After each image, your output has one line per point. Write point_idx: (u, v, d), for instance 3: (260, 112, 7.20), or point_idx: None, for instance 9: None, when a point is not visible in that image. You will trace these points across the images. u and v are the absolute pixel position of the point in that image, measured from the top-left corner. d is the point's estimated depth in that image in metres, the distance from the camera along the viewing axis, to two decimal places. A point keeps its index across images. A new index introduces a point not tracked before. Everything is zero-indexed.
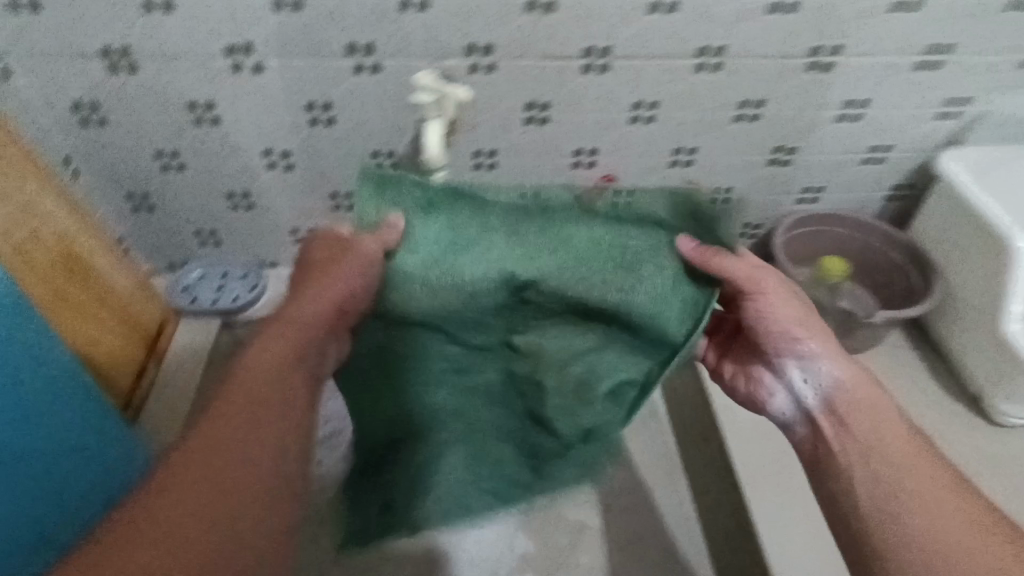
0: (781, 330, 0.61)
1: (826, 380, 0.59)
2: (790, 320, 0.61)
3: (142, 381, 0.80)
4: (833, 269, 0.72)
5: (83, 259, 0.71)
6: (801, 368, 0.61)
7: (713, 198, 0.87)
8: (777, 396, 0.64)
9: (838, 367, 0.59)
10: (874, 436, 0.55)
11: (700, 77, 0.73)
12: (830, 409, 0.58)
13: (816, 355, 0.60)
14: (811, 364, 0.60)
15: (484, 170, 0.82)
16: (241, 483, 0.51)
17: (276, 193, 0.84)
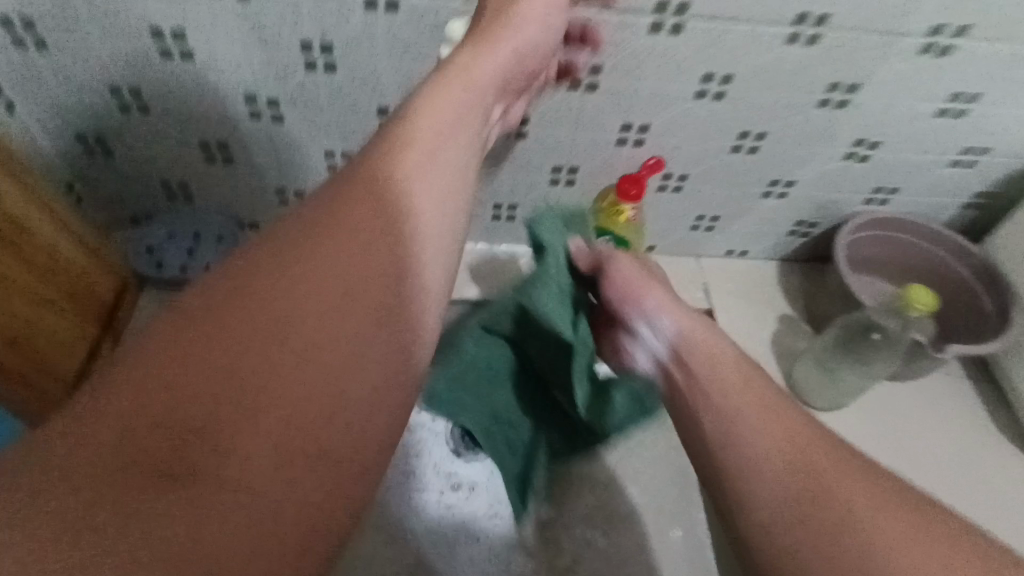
0: (633, 291, 0.54)
1: (668, 335, 0.53)
2: (631, 278, 0.55)
3: (96, 361, 0.69)
4: (921, 307, 0.62)
5: (13, 222, 0.58)
6: (643, 337, 0.55)
7: (772, 191, 0.75)
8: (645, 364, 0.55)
9: (678, 321, 0.53)
10: (740, 415, 0.45)
11: (790, 48, 0.59)
12: (678, 360, 0.52)
13: (657, 308, 0.53)
14: (654, 326, 0.53)
15: (511, 139, 0.69)
16: (287, 390, 0.33)
17: (260, 147, 0.70)
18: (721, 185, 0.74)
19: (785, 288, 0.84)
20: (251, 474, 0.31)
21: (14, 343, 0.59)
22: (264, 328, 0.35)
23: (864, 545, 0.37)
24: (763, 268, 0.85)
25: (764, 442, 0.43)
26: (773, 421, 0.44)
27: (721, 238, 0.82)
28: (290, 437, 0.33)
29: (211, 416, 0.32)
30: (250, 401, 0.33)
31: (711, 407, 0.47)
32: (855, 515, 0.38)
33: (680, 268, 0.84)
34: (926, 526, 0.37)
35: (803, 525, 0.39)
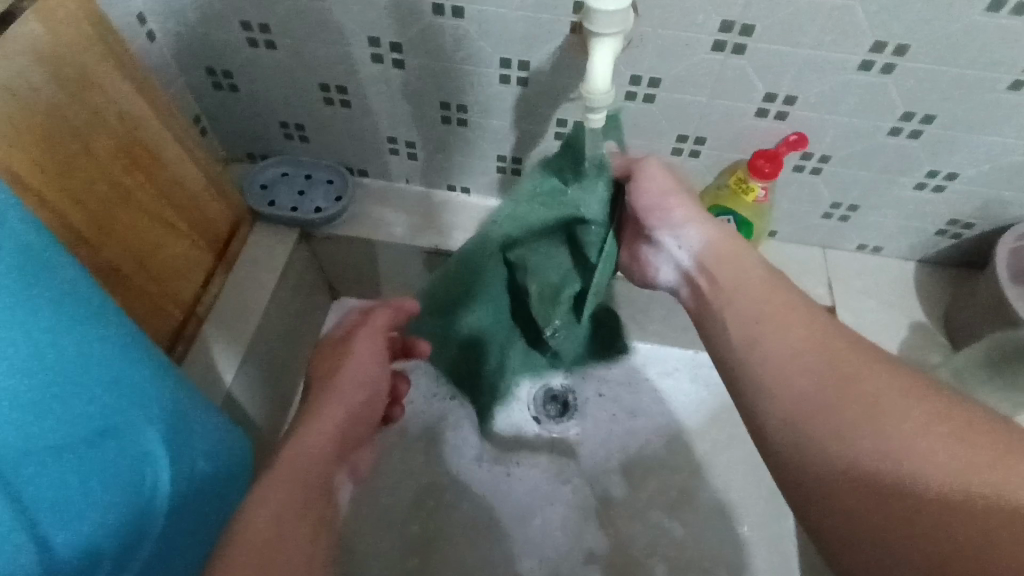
0: (660, 199, 0.55)
1: (696, 244, 0.55)
2: (667, 191, 0.55)
3: (209, 289, 0.71)
4: None
5: (145, 148, 0.60)
6: (667, 249, 0.57)
7: (928, 182, 0.66)
8: (664, 272, 0.59)
9: (703, 233, 0.55)
10: (761, 334, 0.48)
11: (987, 18, 0.51)
12: (703, 272, 0.55)
13: (687, 223, 0.56)
14: (677, 236, 0.56)
15: (637, 102, 0.64)
16: (348, 416, 0.51)
17: (377, 94, 0.69)
18: (867, 171, 0.66)
19: (921, 292, 0.75)
20: (298, 518, 0.44)
21: (144, 265, 0.61)
22: (337, 436, 0.50)
23: (878, 433, 0.39)
24: (899, 267, 0.76)
25: (786, 350, 0.46)
26: (785, 325, 0.47)
27: (854, 229, 0.74)
28: (310, 491, 0.46)
29: (309, 460, 0.47)
30: (319, 457, 0.48)
31: (734, 312, 0.50)
32: (880, 419, 0.40)
33: (805, 258, 0.77)
34: (937, 409, 0.39)
35: (823, 424, 0.41)
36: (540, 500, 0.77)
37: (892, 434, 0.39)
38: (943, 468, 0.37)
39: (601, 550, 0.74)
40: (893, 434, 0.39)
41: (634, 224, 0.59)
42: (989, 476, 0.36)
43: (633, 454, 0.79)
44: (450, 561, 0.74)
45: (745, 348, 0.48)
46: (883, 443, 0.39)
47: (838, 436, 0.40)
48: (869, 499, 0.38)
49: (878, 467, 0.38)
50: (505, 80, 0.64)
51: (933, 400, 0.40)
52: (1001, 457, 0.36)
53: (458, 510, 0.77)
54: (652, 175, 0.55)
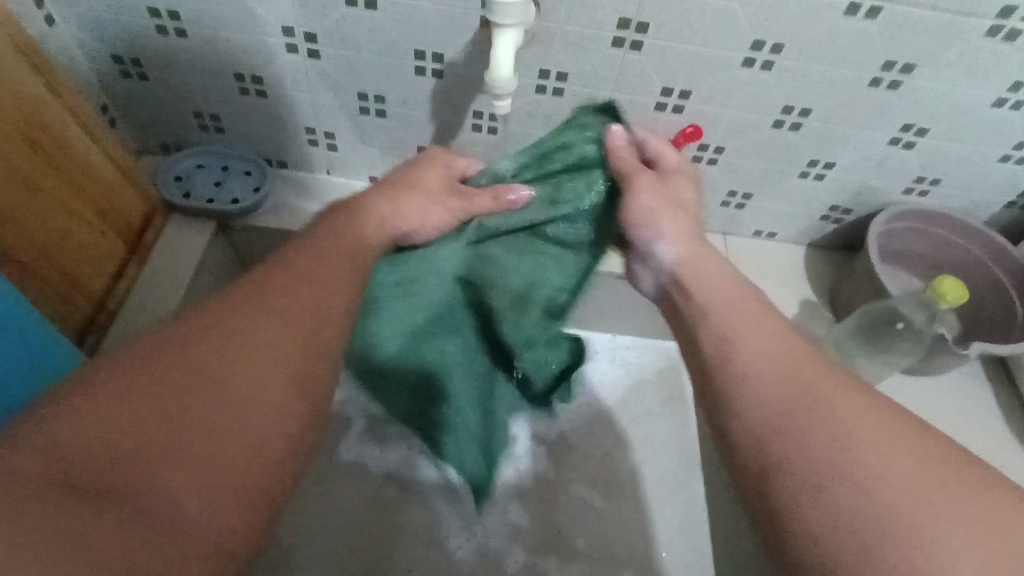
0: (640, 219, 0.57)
1: (669, 262, 0.56)
2: (650, 207, 0.57)
3: (122, 281, 0.69)
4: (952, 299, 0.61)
5: (47, 131, 0.58)
6: (648, 258, 0.58)
7: (809, 171, 0.73)
8: (645, 280, 0.60)
9: (677, 247, 0.56)
10: (739, 340, 0.48)
11: (847, 21, 0.57)
12: (677, 285, 0.55)
13: (661, 237, 0.57)
14: (653, 249, 0.58)
15: (548, 95, 0.67)
16: (284, 342, 0.45)
17: (295, 84, 0.69)
18: (756, 161, 0.73)
19: (810, 272, 0.82)
20: (249, 420, 0.41)
21: (49, 253, 0.59)
22: (299, 321, 0.47)
23: (852, 448, 0.40)
24: (790, 251, 0.84)
25: (758, 361, 0.46)
26: (759, 336, 0.48)
27: (750, 216, 0.80)
28: (277, 399, 0.43)
29: (253, 346, 0.44)
30: (280, 357, 0.44)
31: (707, 331, 0.50)
32: (846, 424, 0.42)
33: (708, 244, 0.83)
34: (903, 433, 0.41)
35: (804, 446, 0.41)
36: (467, 482, 0.79)
37: (870, 450, 0.40)
38: (910, 480, 0.39)
39: (525, 526, 0.77)
40: (868, 442, 0.40)
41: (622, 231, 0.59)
42: (963, 505, 0.38)
43: (556, 434, 0.83)
44: (377, 546, 0.75)
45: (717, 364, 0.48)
46: (860, 464, 0.40)
47: (823, 448, 0.41)
48: (841, 499, 0.39)
49: (850, 481, 0.39)
50: (421, 71, 0.66)
51: (901, 422, 0.42)
52: (963, 479, 0.39)
53: (387, 497, 0.78)
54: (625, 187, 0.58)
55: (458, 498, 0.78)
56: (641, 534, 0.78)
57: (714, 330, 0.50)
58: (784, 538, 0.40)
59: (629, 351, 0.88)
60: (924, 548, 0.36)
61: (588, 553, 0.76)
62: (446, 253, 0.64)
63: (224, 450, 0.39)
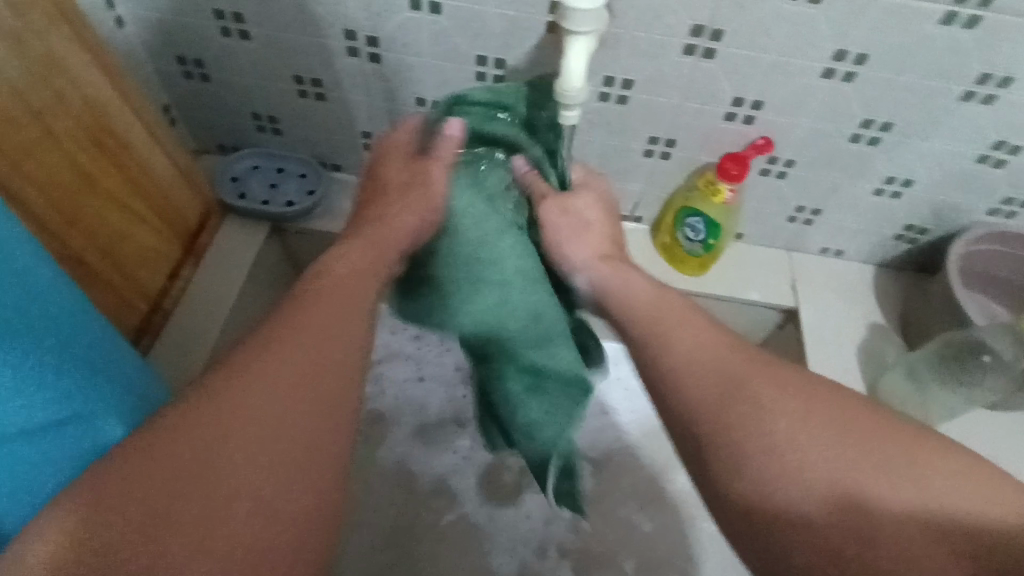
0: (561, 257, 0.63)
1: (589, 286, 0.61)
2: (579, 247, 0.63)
3: (176, 282, 0.70)
4: None
5: (111, 132, 0.58)
6: (574, 283, 0.64)
7: (886, 188, 0.69)
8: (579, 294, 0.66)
9: (592, 271, 0.61)
10: (666, 329, 0.49)
11: (942, 30, 0.53)
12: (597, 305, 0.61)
13: (580, 264, 0.63)
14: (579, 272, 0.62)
15: (611, 103, 0.65)
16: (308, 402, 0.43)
17: (352, 88, 0.69)
18: (829, 175, 0.69)
19: (880, 293, 0.78)
20: (269, 490, 0.39)
21: (110, 253, 0.59)
22: (312, 370, 0.44)
23: (773, 430, 0.41)
24: (857, 270, 0.79)
25: (693, 343, 0.47)
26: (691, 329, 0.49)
27: (817, 233, 0.76)
28: (297, 453, 0.41)
29: (259, 413, 0.41)
30: (293, 417, 0.42)
31: (642, 332, 0.51)
32: (770, 412, 0.42)
33: (769, 260, 0.79)
34: (817, 398, 0.42)
35: (766, 436, 0.41)
36: (510, 497, 0.77)
37: (781, 428, 0.41)
38: (848, 461, 0.39)
39: (568, 545, 0.75)
40: (779, 417, 0.41)
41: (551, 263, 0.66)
42: (865, 483, 0.38)
43: (603, 452, 0.80)
44: (418, 556, 0.74)
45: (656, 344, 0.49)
46: (785, 447, 0.40)
47: (744, 442, 0.41)
48: (818, 489, 0.39)
49: (774, 463, 0.40)
50: (481, 77, 0.65)
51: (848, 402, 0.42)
52: (902, 450, 0.39)
53: (427, 508, 0.76)
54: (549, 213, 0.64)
55: (498, 512, 0.76)
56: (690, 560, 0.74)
57: (648, 329, 0.50)
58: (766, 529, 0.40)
59: None
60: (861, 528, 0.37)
61: None
62: (472, 220, 0.64)
63: (244, 515, 0.38)
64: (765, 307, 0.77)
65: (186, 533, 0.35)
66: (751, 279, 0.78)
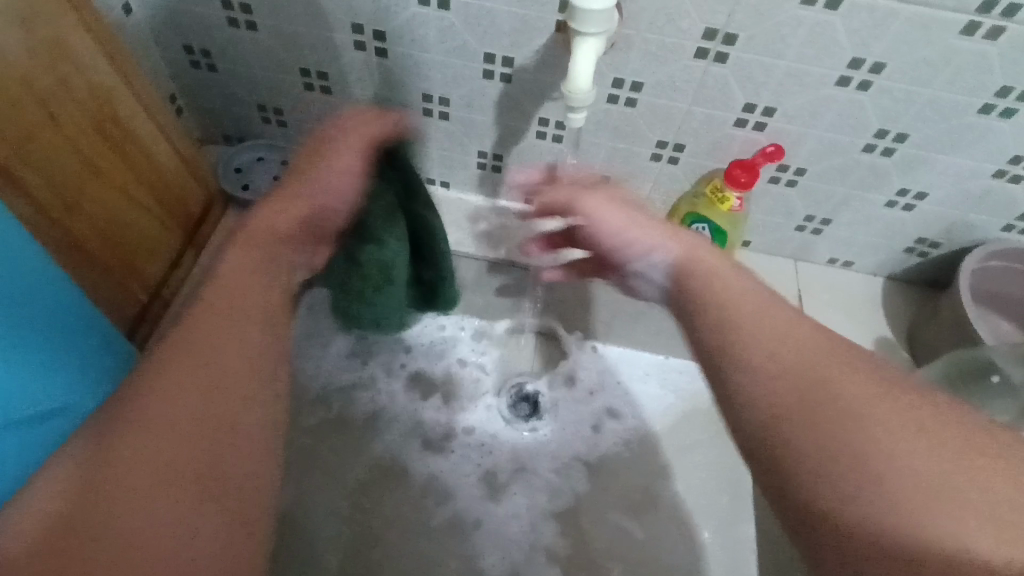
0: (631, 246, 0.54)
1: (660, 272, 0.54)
2: (619, 226, 0.54)
3: (178, 270, 0.69)
4: None
5: (114, 119, 0.57)
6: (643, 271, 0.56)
7: (898, 200, 0.67)
8: (642, 287, 0.58)
9: (673, 248, 0.52)
10: (733, 316, 0.46)
11: (963, 41, 0.52)
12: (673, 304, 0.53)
13: (649, 250, 0.54)
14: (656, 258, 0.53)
15: (620, 105, 0.64)
16: (237, 375, 0.44)
17: (358, 81, 0.68)
18: (840, 186, 0.67)
19: (887, 307, 0.76)
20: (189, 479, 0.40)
21: (110, 241, 0.59)
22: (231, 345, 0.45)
23: (852, 407, 0.40)
24: (865, 282, 0.78)
25: (753, 328, 0.45)
26: (751, 301, 0.47)
27: (826, 243, 0.75)
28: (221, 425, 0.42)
29: (173, 413, 0.41)
30: (206, 411, 0.42)
31: (694, 309, 0.49)
32: (844, 388, 0.41)
33: (776, 269, 0.78)
34: (909, 405, 0.40)
35: (827, 408, 0.40)
36: (502, 499, 0.77)
37: (869, 413, 0.39)
38: (922, 454, 0.38)
39: (559, 550, 0.74)
40: (862, 403, 0.40)
41: (608, 255, 0.58)
42: (912, 483, 0.37)
43: (600, 457, 0.79)
44: (408, 555, 0.73)
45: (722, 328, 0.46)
46: (875, 430, 0.39)
47: (822, 420, 0.40)
48: (866, 461, 0.38)
49: (849, 440, 0.39)
50: (488, 75, 0.64)
51: (906, 390, 0.41)
52: (986, 468, 0.37)
53: (419, 506, 0.76)
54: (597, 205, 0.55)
55: (490, 514, 0.76)
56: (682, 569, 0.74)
57: (702, 295, 0.49)
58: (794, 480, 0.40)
59: (682, 376, 0.83)
60: (912, 513, 0.36)
61: None
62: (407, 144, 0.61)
63: (171, 508, 0.39)
64: None
65: (114, 535, 0.37)
66: None
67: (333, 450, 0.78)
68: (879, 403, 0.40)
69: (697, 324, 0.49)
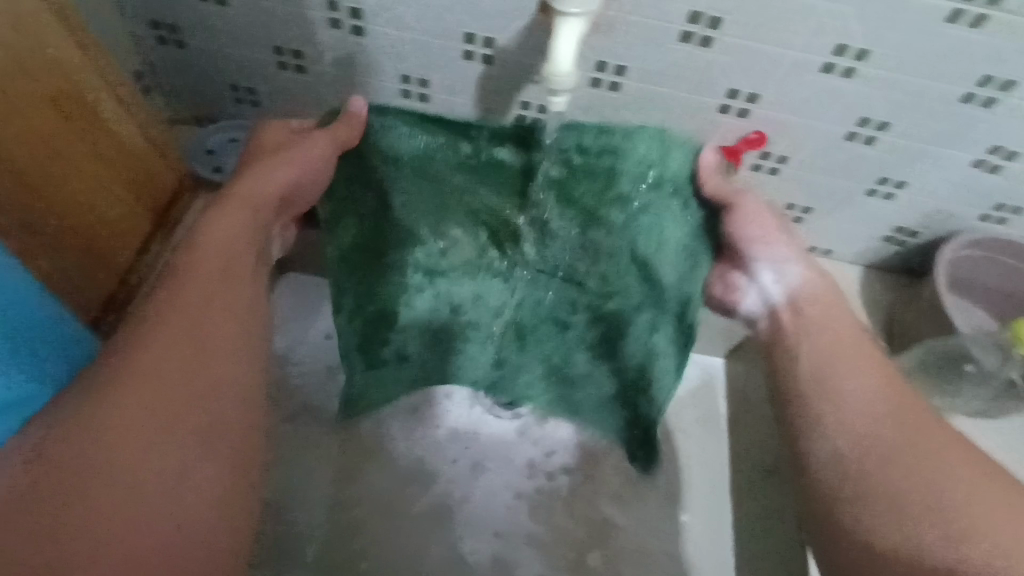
0: (756, 241, 0.62)
1: (791, 281, 0.64)
2: (752, 233, 0.62)
3: (145, 257, 0.67)
4: None
5: (77, 96, 0.55)
6: (755, 288, 0.66)
7: (879, 189, 0.67)
8: (746, 297, 0.67)
9: (788, 277, 0.64)
10: (835, 374, 0.58)
11: (947, 28, 0.51)
12: (792, 305, 0.63)
13: (783, 262, 0.64)
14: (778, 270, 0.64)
15: (603, 90, 0.63)
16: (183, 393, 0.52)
17: (335, 62, 0.66)
18: (822, 174, 0.67)
19: (866, 297, 0.77)
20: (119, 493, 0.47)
21: (69, 224, 0.56)
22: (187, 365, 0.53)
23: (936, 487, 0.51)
24: (846, 271, 0.78)
25: (860, 399, 0.56)
26: (855, 369, 0.58)
27: (808, 232, 0.75)
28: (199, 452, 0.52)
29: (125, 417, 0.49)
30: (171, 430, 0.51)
31: (814, 341, 0.60)
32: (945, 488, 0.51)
33: None
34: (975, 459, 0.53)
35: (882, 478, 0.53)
36: (485, 486, 0.76)
37: (941, 483, 0.51)
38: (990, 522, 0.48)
39: (541, 536, 0.74)
40: (949, 489, 0.51)
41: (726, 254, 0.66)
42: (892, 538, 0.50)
43: (581, 445, 0.80)
44: (388, 545, 0.72)
45: (816, 387, 0.58)
46: (938, 496, 0.50)
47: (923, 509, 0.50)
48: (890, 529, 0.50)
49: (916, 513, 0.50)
50: (468, 56, 0.62)
51: (957, 459, 0.53)
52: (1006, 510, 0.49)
53: (399, 495, 0.75)
54: (732, 215, 0.62)
55: (470, 500, 0.75)
56: (662, 555, 0.74)
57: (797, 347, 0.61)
58: (834, 520, 0.54)
59: None
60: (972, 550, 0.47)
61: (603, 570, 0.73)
62: (424, 251, 0.70)
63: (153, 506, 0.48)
64: None
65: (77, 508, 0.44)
66: None
67: (313, 440, 0.77)
68: (946, 450, 0.53)
69: (785, 365, 0.61)
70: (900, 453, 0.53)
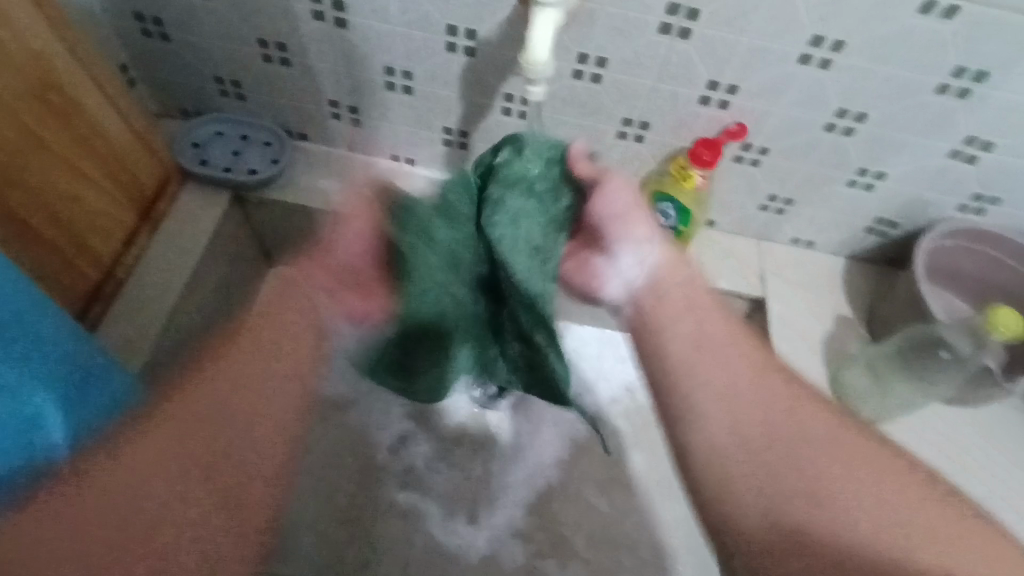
0: (629, 204, 0.62)
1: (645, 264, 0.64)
2: (628, 204, 0.62)
3: (131, 249, 0.67)
4: (1007, 333, 0.57)
5: (61, 89, 0.55)
6: (615, 272, 0.65)
7: (858, 179, 0.68)
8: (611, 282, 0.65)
9: (656, 256, 0.64)
10: (689, 362, 0.59)
11: (919, 19, 0.52)
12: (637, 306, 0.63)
13: (631, 236, 0.63)
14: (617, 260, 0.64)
15: (585, 82, 0.63)
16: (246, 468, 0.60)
17: (319, 54, 0.66)
18: (802, 165, 0.68)
19: (847, 287, 0.78)
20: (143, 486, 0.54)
21: (56, 217, 0.56)
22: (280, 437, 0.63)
23: (817, 472, 0.52)
24: (829, 262, 0.79)
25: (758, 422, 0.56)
26: (712, 364, 0.58)
27: (790, 223, 0.76)
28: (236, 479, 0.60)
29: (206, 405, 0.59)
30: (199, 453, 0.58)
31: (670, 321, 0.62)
32: (801, 460, 0.53)
33: (740, 248, 0.79)
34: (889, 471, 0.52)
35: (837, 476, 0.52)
36: (471, 476, 0.77)
37: (858, 511, 0.50)
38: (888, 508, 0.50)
39: (527, 525, 0.75)
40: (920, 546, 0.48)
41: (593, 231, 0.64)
42: (821, 530, 0.50)
43: (567, 435, 0.80)
44: (375, 534, 0.73)
45: (674, 389, 0.58)
46: (852, 522, 0.50)
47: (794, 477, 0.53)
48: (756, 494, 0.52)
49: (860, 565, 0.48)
50: (451, 48, 0.62)
51: (927, 492, 0.51)
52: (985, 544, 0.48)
53: (384, 486, 0.76)
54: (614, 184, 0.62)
55: (456, 490, 0.76)
56: (646, 543, 0.75)
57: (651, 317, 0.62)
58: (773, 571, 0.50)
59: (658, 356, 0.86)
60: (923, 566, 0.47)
61: (588, 557, 0.73)
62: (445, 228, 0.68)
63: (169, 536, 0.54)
64: (734, 296, 0.77)
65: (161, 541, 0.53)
66: (723, 266, 0.77)
67: None
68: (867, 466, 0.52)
69: (655, 353, 0.61)
70: (811, 472, 0.52)
